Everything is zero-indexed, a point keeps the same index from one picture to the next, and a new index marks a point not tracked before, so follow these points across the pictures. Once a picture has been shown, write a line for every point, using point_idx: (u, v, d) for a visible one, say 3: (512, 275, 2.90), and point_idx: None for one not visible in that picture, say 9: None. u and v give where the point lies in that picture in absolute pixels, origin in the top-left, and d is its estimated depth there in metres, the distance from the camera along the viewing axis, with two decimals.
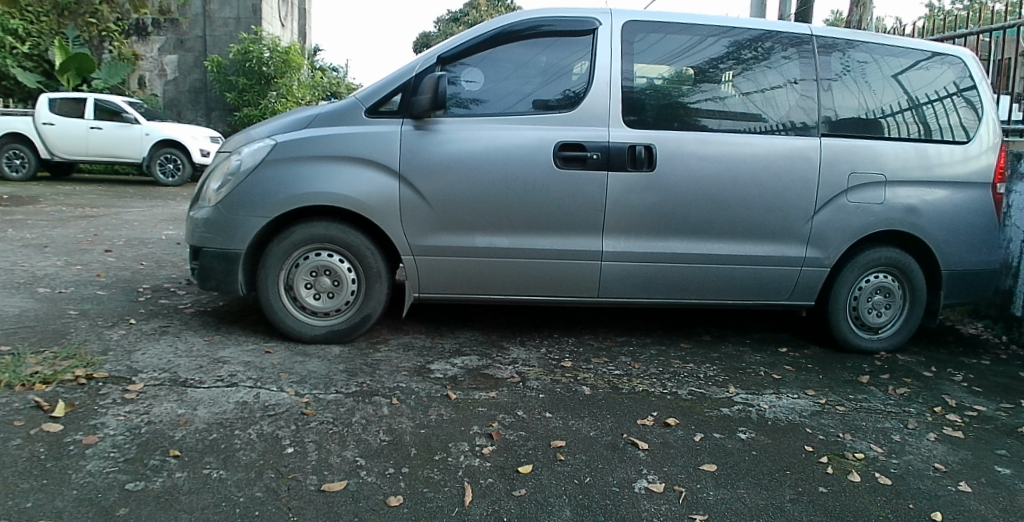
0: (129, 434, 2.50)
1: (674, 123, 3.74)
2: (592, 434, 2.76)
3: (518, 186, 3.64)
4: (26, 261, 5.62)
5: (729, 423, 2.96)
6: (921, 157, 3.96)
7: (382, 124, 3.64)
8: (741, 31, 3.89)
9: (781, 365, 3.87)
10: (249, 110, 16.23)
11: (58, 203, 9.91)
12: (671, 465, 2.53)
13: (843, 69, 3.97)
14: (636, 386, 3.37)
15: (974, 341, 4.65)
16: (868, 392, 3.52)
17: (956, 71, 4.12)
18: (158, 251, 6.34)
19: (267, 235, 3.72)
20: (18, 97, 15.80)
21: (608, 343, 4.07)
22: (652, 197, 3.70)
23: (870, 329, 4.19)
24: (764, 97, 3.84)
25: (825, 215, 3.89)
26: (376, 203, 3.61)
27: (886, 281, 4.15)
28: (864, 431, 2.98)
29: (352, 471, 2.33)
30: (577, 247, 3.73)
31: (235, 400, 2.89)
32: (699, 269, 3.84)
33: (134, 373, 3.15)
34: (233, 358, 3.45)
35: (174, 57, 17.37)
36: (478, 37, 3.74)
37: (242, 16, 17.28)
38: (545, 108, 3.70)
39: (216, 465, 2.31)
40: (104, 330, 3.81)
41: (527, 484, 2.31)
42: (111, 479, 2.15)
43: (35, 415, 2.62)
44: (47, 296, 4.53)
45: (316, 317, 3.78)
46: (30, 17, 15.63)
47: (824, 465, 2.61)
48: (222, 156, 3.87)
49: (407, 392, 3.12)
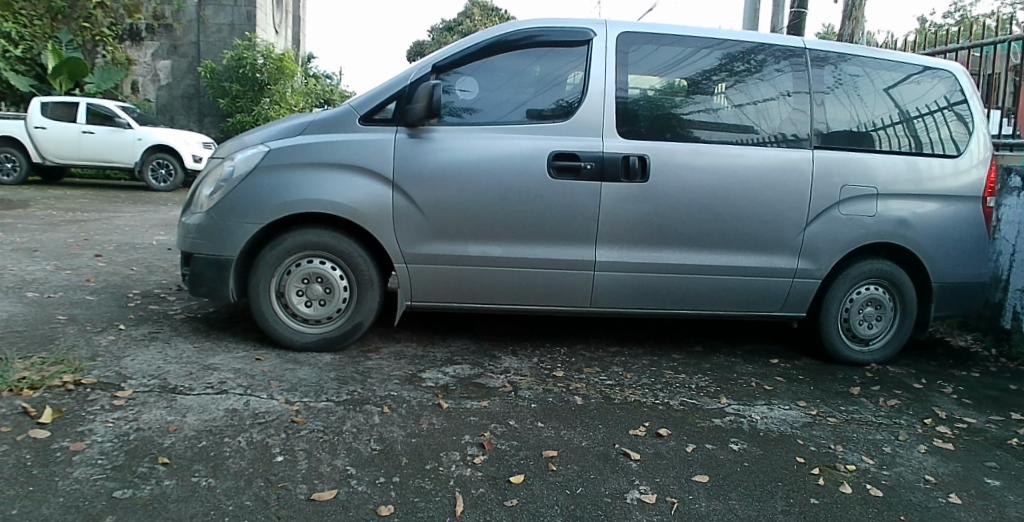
0: (117, 441, 2.46)
1: (667, 134, 3.76)
2: (585, 444, 2.75)
3: (512, 195, 3.64)
4: (14, 265, 5.57)
5: (721, 434, 2.96)
6: (912, 171, 4.00)
7: (376, 132, 3.63)
8: (733, 44, 3.91)
9: (773, 376, 3.87)
10: (243, 116, 16.22)
11: (48, 207, 9.82)
12: (662, 476, 2.52)
13: (834, 83, 4.01)
14: (628, 396, 3.36)
15: (964, 354, 4.67)
16: (860, 403, 3.53)
17: (946, 85, 4.17)
18: (149, 256, 6.30)
19: (259, 242, 3.70)
20: (11, 100, 15.73)
21: (601, 353, 4.06)
22: (646, 207, 3.71)
23: (861, 341, 4.20)
24: (756, 110, 3.87)
25: (817, 227, 3.92)
26: (368, 211, 3.60)
27: (877, 293, 4.17)
28: (855, 443, 2.98)
29: (342, 480, 2.31)
30: (571, 256, 3.73)
31: (224, 408, 2.86)
32: (692, 279, 3.85)
33: (123, 379, 3.11)
34: (224, 365, 3.43)
35: (168, 63, 17.36)
36: (473, 46, 3.75)
37: (237, 22, 17.26)
38: (539, 117, 3.71)
39: (205, 473, 2.28)
40: (94, 335, 3.77)
41: (519, 494, 2.30)
42: (98, 487, 2.12)
43: (23, 421, 2.59)
44: (36, 301, 4.48)
45: (307, 324, 3.75)
46: (23, 20, 15.54)
47: (815, 476, 2.61)
48: (215, 161, 3.84)
49: (399, 401, 3.10)
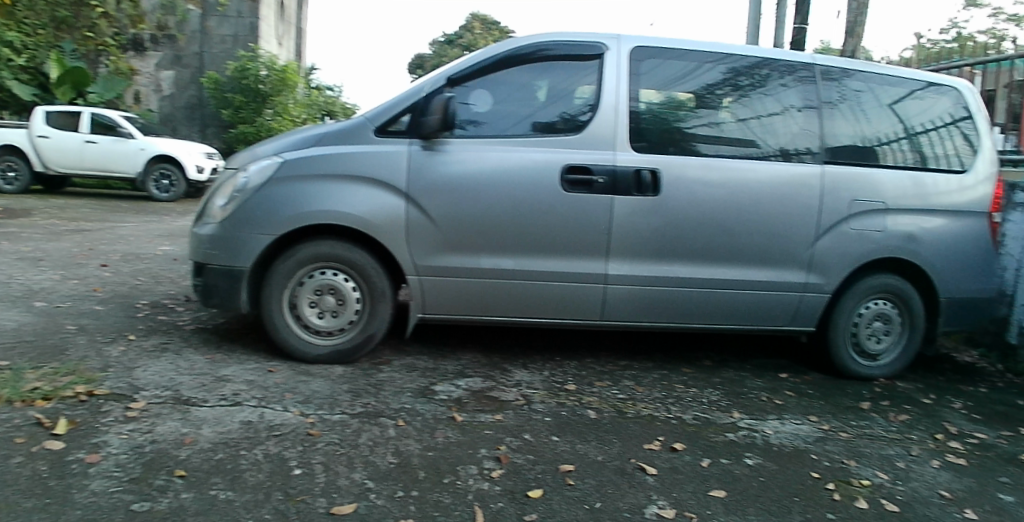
0: (133, 453, 2.45)
1: (672, 148, 3.78)
2: (601, 459, 2.75)
3: (525, 208, 3.66)
4: (21, 274, 5.56)
5: (735, 449, 2.96)
6: (917, 186, 4.03)
7: (388, 144, 3.65)
8: (739, 58, 3.95)
9: (783, 391, 3.88)
10: (245, 128, 16.25)
11: (51, 217, 9.79)
12: (680, 491, 2.51)
13: (840, 98, 4.05)
14: (641, 410, 3.36)
15: (969, 370, 4.69)
16: (870, 418, 3.54)
17: (950, 102, 4.22)
18: (155, 266, 6.29)
19: (271, 253, 3.70)
20: (14, 109, 15.81)
21: (611, 367, 4.06)
22: (658, 221, 3.74)
23: (870, 356, 4.22)
24: (761, 124, 3.90)
25: (826, 241, 3.94)
26: (382, 222, 3.61)
27: (885, 308, 4.19)
28: (868, 458, 2.98)
29: (361, 494, 2.30)
30: (583, 270, 3.75)
31: (239, 420, 2.85)
32: (703, 293, 3.87)
33: (136, 390, 3.10)
34: (236, 377, 3.42)
35: (172, 73, 17.46)
36: (485, 59, 3.79)
37: (241, 34, 17.39)
38: (548, 130, 3.73)
39: (223, 486, 2.27)
40: (104, 346, 3.75)
41: (537, 509, 2.29)
42: (116, 499, 2.11)
43: (38, 433, 2.57)
44: (45, 310, 4.47)
45: (319, 336, 3.75)
46: (28, 29, 15.58)
47: (831, 491, 2.61)
48: (227, 172, 3.85)
49: (413, 413, 3.10)
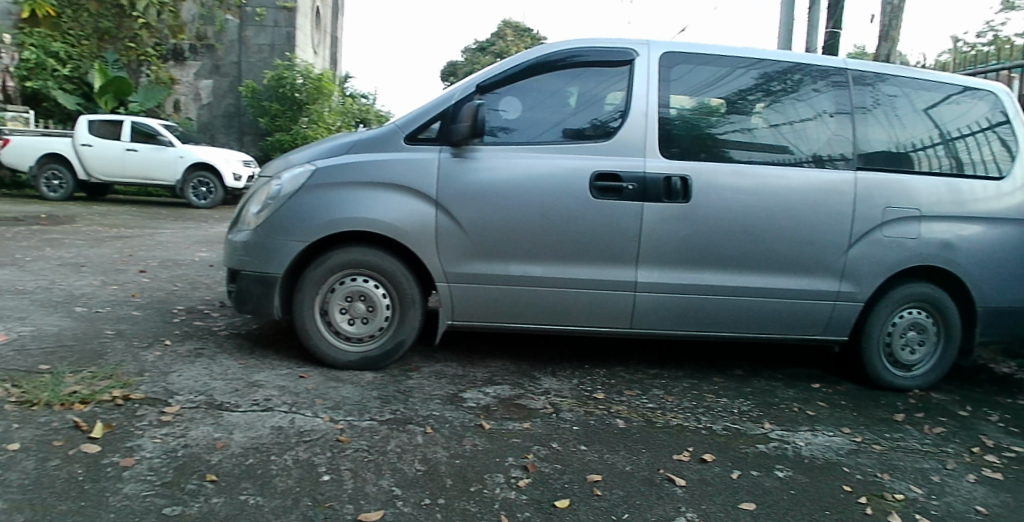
0: (165, 457, 2.52)
1: (702, 154, 3.75)
2: (629, 469, 2.74)
3: (553, 216, 3.67)
4: (64, 280, 5.76)
5: (765, 461, 2.92)
6: (955, 193, 3.94)
7: (418, 152, 3.70)
8: (770, 63, 3.91)
9: (814, 401, 3.81)
10: (281, 136, 16.55)
11: (93, 224, 10.10)
12: (709, 503, 2.49)
13: (874, 102, 3.98)
14: (670, 419, 3.34)
15: (1010, 381, 4.55)
16: (904, 431, 3.45)
17: (989, 105, 4.11)
18: (192, 272, 6.45)
19: (302, 260, 3.78)
20: (59, 118, 16.40)
21: (640, 375, 4.04)
22: (687, 229, 3.71)
23: (906, 366, 4.12)
24: (793, 130, 3.85)
25: (860, 248, 3.87)
26: (410, 229, 3.65)
27: (922, 317, 4.10)
28: (902, 472, 2.91)
29: (388, 501, 2.33)
30: (611, 277, 3.74)
31: (270, 425, 2.91)
32: (733, 301, 3.83)
33: (170, 395, 3.19)
34: (268, 382, 3.49)
35: (209, 82, 17.89)
36: (513, 67, 3.81)
37: (278, 44, 17.79)
38: (577, 137, 3.74)
39: (253, 491, 2.32)
40: (141, 351, 3.85)
41: (564, 518, 2.29)
42: (147, 503, 2.17)
43: (75, 436, 2.66)
44: (85, 316, 4.61)
45: (349, 343, 3.81)
46: (71, 41, 16.27)
47: (863, 505, 2.56)
48: (261, 181, 3.94)
49: (441, 420, 3.13)
